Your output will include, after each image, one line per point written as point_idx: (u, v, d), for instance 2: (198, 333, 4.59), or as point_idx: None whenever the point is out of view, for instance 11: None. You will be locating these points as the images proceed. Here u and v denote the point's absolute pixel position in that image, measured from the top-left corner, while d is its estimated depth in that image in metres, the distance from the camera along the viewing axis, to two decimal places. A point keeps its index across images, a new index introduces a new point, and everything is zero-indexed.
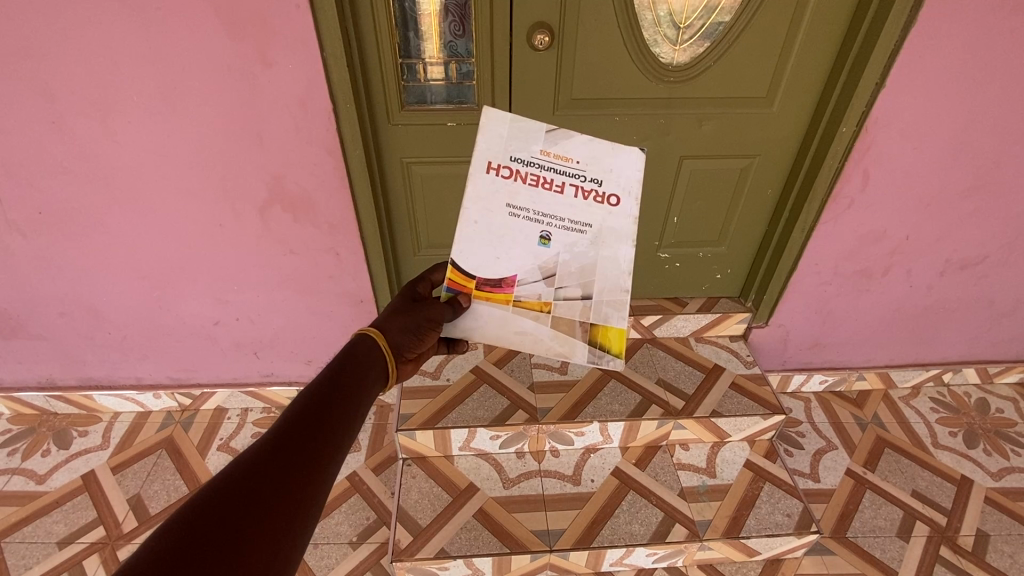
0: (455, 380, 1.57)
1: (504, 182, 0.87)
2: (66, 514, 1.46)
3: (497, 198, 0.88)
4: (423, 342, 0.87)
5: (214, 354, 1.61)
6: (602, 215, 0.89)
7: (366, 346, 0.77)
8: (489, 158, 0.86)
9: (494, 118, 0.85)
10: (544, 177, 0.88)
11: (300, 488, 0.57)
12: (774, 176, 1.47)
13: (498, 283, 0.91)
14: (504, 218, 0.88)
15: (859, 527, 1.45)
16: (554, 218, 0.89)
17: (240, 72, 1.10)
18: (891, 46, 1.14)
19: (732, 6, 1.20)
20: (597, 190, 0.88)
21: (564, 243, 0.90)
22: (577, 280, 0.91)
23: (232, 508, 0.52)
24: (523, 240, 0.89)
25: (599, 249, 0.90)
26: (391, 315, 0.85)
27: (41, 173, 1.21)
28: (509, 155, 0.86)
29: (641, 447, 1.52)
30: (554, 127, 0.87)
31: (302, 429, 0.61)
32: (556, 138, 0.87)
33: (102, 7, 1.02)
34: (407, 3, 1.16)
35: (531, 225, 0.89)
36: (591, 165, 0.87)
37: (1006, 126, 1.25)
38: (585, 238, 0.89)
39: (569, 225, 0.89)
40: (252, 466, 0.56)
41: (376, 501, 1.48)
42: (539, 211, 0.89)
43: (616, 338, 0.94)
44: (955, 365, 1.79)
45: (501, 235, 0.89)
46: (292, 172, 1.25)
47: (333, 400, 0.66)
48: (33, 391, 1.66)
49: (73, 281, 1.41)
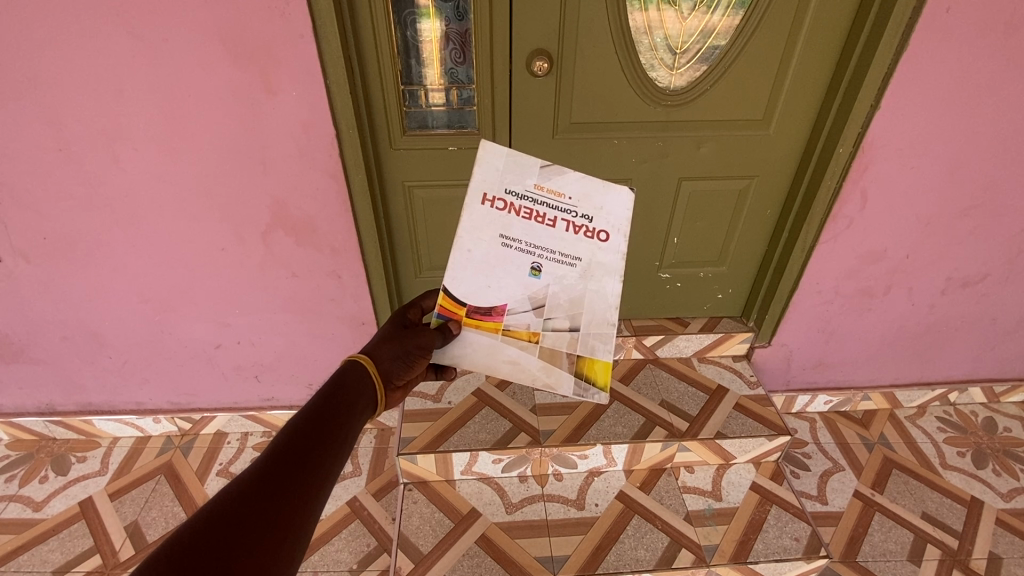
0: (457, 403, 1.56)
1: (497, 214, 0.88)
2: (62, 542, 1.44)
3: (490, 228, 0.88)
4: (412, 370, 0.86)
5: (214, 377, 1.60)
6: (590, 249, 0.89)
7: (360, 371, 0.77)
8: (484, 190, 0.88)
9: (491, 151, 0.87)
10: (536, 211, 0.88)
11: (293, 512, 0.57)
12: (773, 198, 1.48)
13: (489, 311, 0.90)
14: (495, 248, 0.89)
15: (869, 551, 1.41)
16: (545, 251, 0.89)
17: (246, 98, 1.12)
18: (885, 68, 1.16)
19: (728, 30, 1.22)
20: (587, 226, 0.89)
21: (553, 275, 0.90)
22: (565, 312, 0.91)
23: (227, 532, 0.52)
24: (514, 271, 0.89)
25: (587, 282, 0.90)
26: (380, 342, 0.85)
27: (46, 199, 1.23)
28: (503, 188, 0.88)
29: (646, 470, 1.50)
30: (548, 164, 0.88)
31: (297, 451, 0.62)
32: (549, 174, 0.88)
33: (111, 37, 1.04)
34: (409, 31, 1.18)
35: (522, 256, 0.89)
36: (582, 202, 0.88)
37: (1004, 145, 1.26)
38: (573, 271, 0.89)
39: (560, 258, 0.89)
40: (248, 491, 0.56)
41: (376, 528, 1.45)
42: (530, 242, 0.89)
43: (602, 370, 0.93)
44: (961, 384, 1.78)
45: (493, 264, 0.89)
46: (295, 197, 1.26)
47: (329, 424, 0.67)
48: (32, 417, 1.65)
49: (76, 306, 1.41)
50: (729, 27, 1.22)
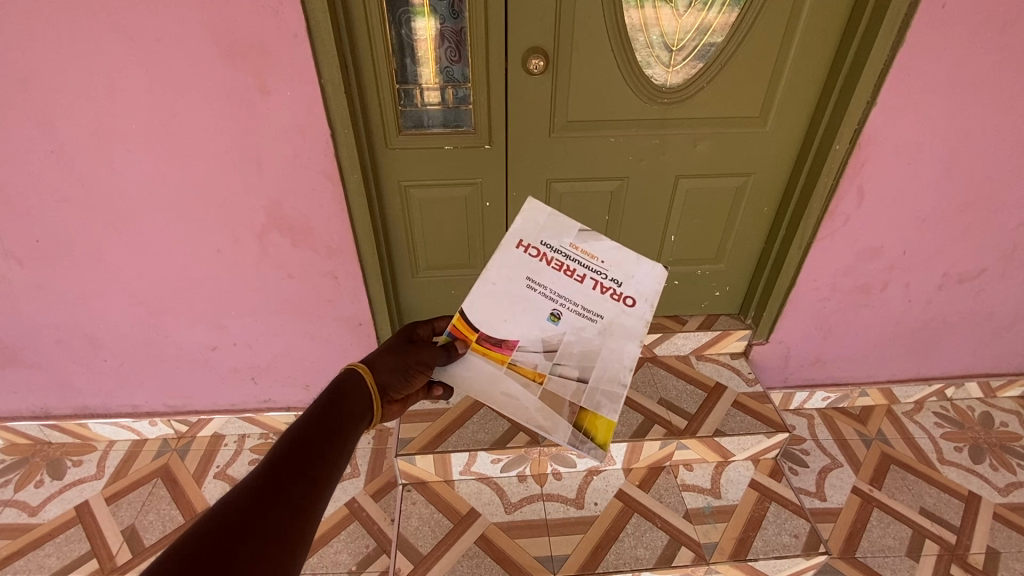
0: (455, 403, 1.55)
1: (529, 260, 0.93)
2: (59, 547, 1.43)
3: (519, 270, 0.93)
4: (411, 384, 0.85)
5: (210, 379, 1.59)
6: (614, 310, 0.90)
7: (359, 381, 0.77)
8: (521, 237, 0.94)
9: (534, 206, 0.95)
10: (567, 265, 0.93)
11: (296, 515, 0.57)
12: (770, 195, 1.48)
13: (500, 342, 0.91)
14: (521, 289, 0.92)
15: (867, 546, 1.42)
16: (567, 301, 0.91)
17: (239, 99, 1.11)
18: (881, 64, 1.16)
19: (724, 27, 1.22)
20: (615, 289, 0.92)
21: (571, 325, 0.90)
22: (576, 361, 0.89)
23: (233, 535, 0.52)
24: (533, 312, 0.91)
25: (606, 339, 0.89)
26: (383, 352, 0.85)
27: (38, 202, 1.21)
28: (539, 239, 0.94)
29: (644, 469, 1.50)
30: (586, 228, 0.94)
31: (298, 457, 0.62)
32: (586, 237, 0.94)
33: (102, 37, 1.03)
34: (404, 30, 1.18)
35: (544, 301, 0.92)
36: (614, 267, 0.93)
37: (999, 141, 1.27)
38: (593, 326, 0.90)
39: (581, 311, 0.91)
40: (251, 495, 0.56)
41: (375, 529, 1.45)
42: (555, 291, 0.92)
43: (603, 429, 0.85)
44: (957, 379, 1.78)
45: (515, 302, 0.92)
46: (290, 198, 1.26)
47: (329, 430, 0.67)
48: (27, 421, 1.64)
49: (70, 310, 1.40)
50: (724, 24, 1.22)
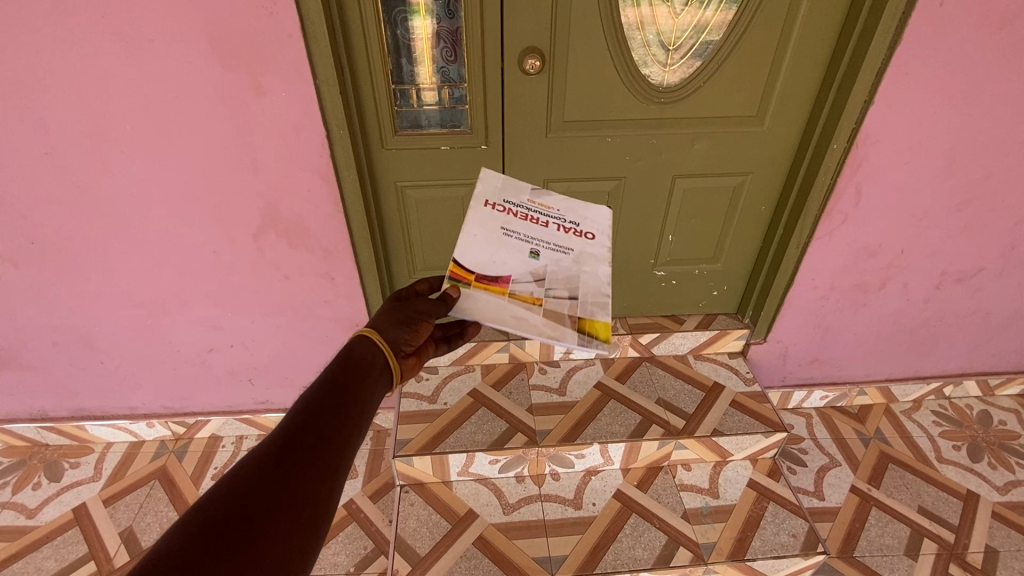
0: (453, 404, 1.55)
1: (499, 215, 1.04)
2: (56, 549, 1.43)
3: (494, 222, 1.02)
4: (417, 335, 0.84)
5: (208, 380, 1.59)
6: (580, 244, 1.03)
7: (367, 344, 0.75)
8: (487, 198, 1.05)
9: (489, 175, 1.08)
10: (532, 215, 1.05)
11: (309, 489, 0.55)
12: (767, 194, 1.47)
13: (495, 278, 0.94)
14: (500, 236, 1.00)
15: (866, 545, 1.42)
16: (541, 241, 1.01)
17: (234, 100, 1.11)
18: (878, 63, 1.16)
19: (721, 26, 1.22)
20: (575, 228, 1.05)
21: (550, 259, 0.99)
22: (564, 284, 0.95)
23: (240, 518, 0.50)
24: (515, 251, 0.98)
25: (581, 266, 0.99)
26: (381, 316, 0.83)
27: (33, 204, 1.21)
28: (502, 198, 1.06)
29: (643, 469, 1.50)
30: (537, 189, 1.10)
31: (309, 429, 0.59)
32: (539, 194, 1.09)
33: (95, 39, 1.02)
34: (400, 30, 1.17)
35: (523, 244, 1.00)
36: (569, 213, 1.08)
37: (997, 139, 1.26)
38: (567, 257, 1.00)
39: (554, 247, 1.01)
40: (260, 472, 0.54)
41: (374, 530, 1.45)
42: (529, 235, 1.02)
43: (603, 329, 0.90)
44: (956, 377, 1.78)
45: (498, 246, 0.99)
46: (286, 199, 1.25)
47: (341, 399, 0.64)
48: (24, 423, 1.63)
49: (66, 312, 1.40)
50: (722, 22, 1.21)
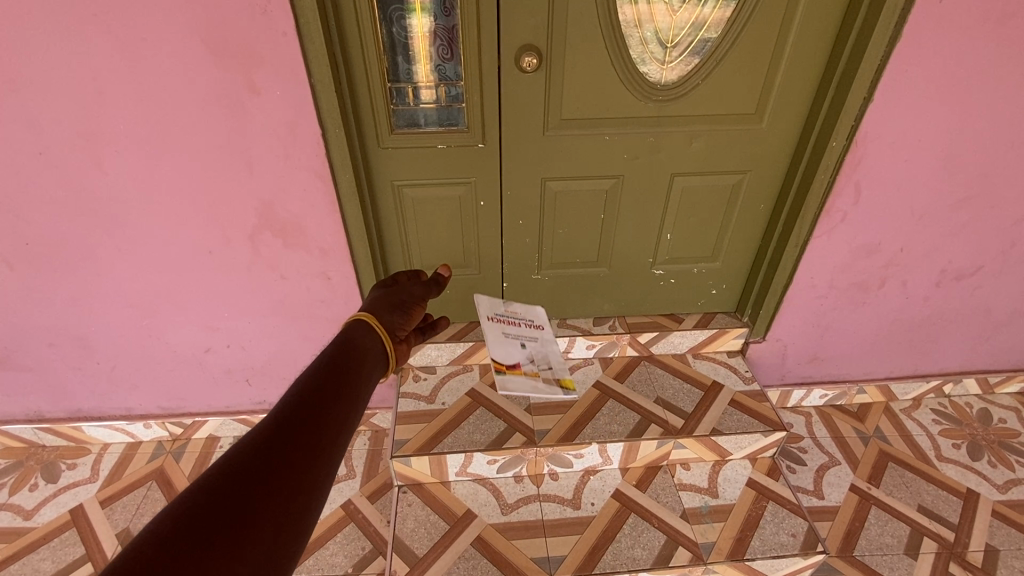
0: (451, 404, 1.54)
1: (495, 323, 1.53)
2: (53, 551, 1.42)
3: (496, 330, 1.51)
4: (409, 316, 0.95)
5: (205, 381, 1.58)
6: (541, 331, 1.59)
7: (367, 327, 0.82)
8: (485, 313, 1.54)
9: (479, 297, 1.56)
10: (511, 321, 1.57)
11: (306, 465, 0.55)
12: (766, 192, 1.47)
13: (513, 365, 1.46)
14: (505, 335, 1.51)
15: (865, 545, 1.41)
16: (524, 335, 1.56)
17: (229, 99, 1.10)
18: (877, 60, 1.15)
19: (719, 23, 1.21)
20: (535, 324, 1.60)
21: (532, 345, 1.55)
22: (546, 360, 1.54)
23: (240, 488, 0.50)
24: (516, 349, 1.50)
25: (547, 345, 1.58)
26: (376, 304, 0.93)
27: (27, 204, 1.20)
28: (493, 311, 1.56)
29: (641, 468, 1.49)
30: (504, 303, 1.60)
31: (305, 413, 0.60)
32: (506, 309, 1.59)
33: (88, 38, 1.02)
34: (396, 28, 1.16)
35: (517, 340, 1.53)
36: (526, 314, 1.61)
37: (996, 136, 1.26)
38: (538, 341, 1.57)
39: (531, 335, 1.57)
40: (259, 446, 0.54)
41: (372, 530, 1.44)
42: (517, 333, 1.54)
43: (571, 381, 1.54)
44: (955, 376, 1.77)
45: (508, 344, 1.50)
46: (282, 198, 1.24)
47: (335, 385, 0.66)
48: (21, 424, 1.63)
49: (62, 313, 1.39)
50: (720, 19, 1.20)
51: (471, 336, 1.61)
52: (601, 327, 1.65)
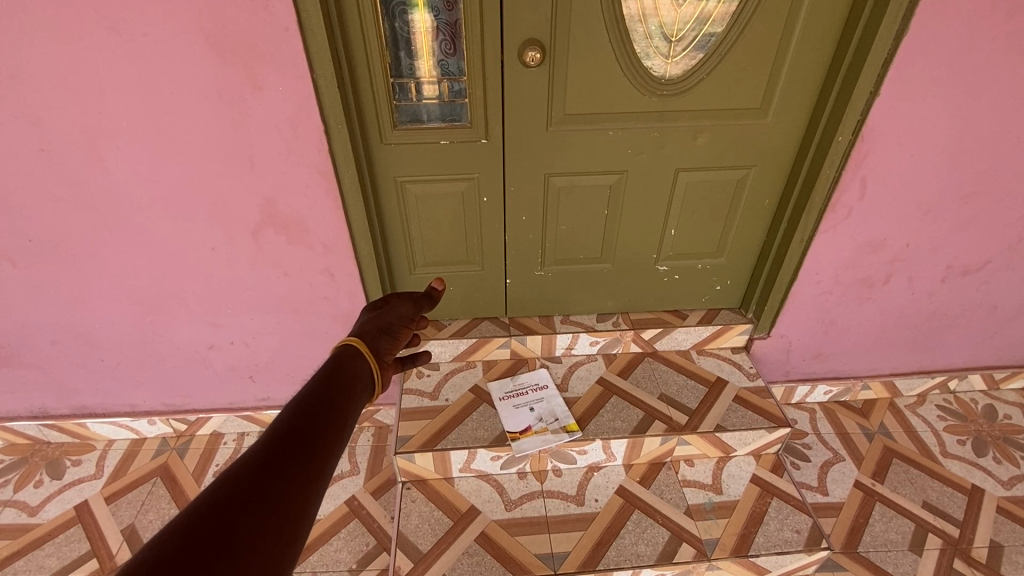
0: (454, 400, 1.54)
1: (506, 404, 1.52)
2: (59, 548, 1.43)
3: (507, 408, 1.51)
4: (399, 342, 0.86)
5: (209, 377, 1.59)
6: (547, 387, 1.56)
7: (354, 356, 0.75)
8: (496, 395, 1.54)
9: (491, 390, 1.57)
10: (519, 391, 1.55)
11: (291, 501, 0.52)
12: (771, 187, 1.46)
13: (523, 430, 1.46)
14: (514, 411, 1.50)
15: (869, 541, 1.41)
16: (532, 398, 1.53)
17: (230, 95, 1.10)
18: (883, 55, 1.14)
19: (723, 17, 1.19)
20: (541, 383, 1.57)
21: (539, 402, 1.52)
22: (555, 411, 1.50)
23: (220, 525, 0.46)
24: (525, 415, 1.49)
25: (554, 396, 1.54)
26: (362, 328, 0.85)
27: (30, 201, 1.20)
28: (503, 390, 1.56)
29: (645, 464, 1.49)
30: (510, 374, 1.60)
31: (291, 442, 0.57)
32: (513, 381, 1.58)
33: (89, 33, 1.01)
34: (398, 23, 1.15)
35: (526, 409, 1.51)
36: (533, 380, 1.59)
37: (1004, 130, 1.24)
38: (546, 398, 1.53)
39: (538, 394, 1.54)
40: (242, 479, 0.51)
41: (376, 526, 1.44)
42: (525, 401, 1.53)
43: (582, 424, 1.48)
44: (960, 372, 1.77)
45: (518, 419, 1.48)
46: (285, 195, 1.24)
47: (323, 412, 0.62)
48: (25, 421, 1.63)
49: (65, 310, 1.39)
50: (724, 13, 1.19)
51: (474, 332, 1.61)
52: (604, 323, 1.64)
